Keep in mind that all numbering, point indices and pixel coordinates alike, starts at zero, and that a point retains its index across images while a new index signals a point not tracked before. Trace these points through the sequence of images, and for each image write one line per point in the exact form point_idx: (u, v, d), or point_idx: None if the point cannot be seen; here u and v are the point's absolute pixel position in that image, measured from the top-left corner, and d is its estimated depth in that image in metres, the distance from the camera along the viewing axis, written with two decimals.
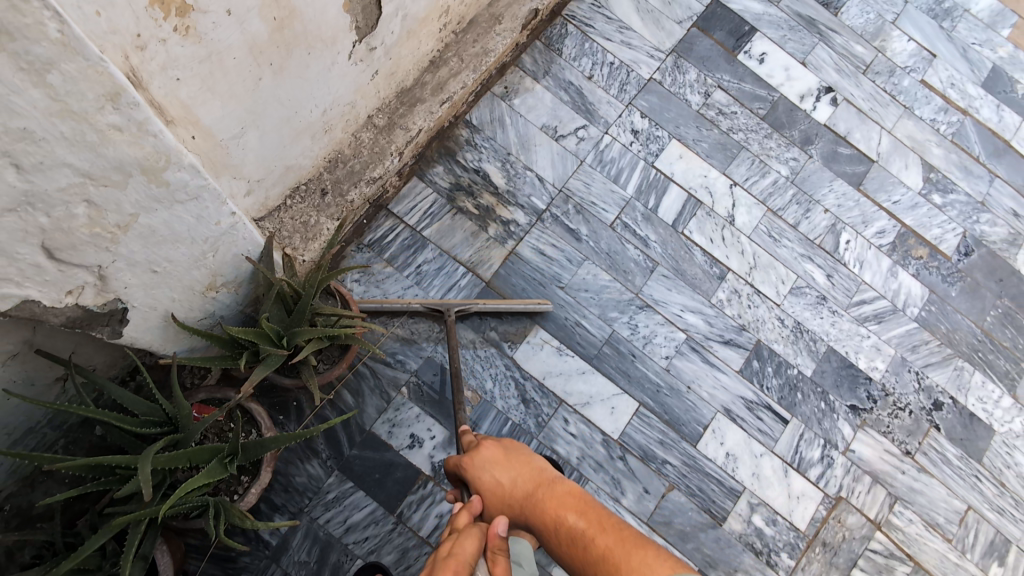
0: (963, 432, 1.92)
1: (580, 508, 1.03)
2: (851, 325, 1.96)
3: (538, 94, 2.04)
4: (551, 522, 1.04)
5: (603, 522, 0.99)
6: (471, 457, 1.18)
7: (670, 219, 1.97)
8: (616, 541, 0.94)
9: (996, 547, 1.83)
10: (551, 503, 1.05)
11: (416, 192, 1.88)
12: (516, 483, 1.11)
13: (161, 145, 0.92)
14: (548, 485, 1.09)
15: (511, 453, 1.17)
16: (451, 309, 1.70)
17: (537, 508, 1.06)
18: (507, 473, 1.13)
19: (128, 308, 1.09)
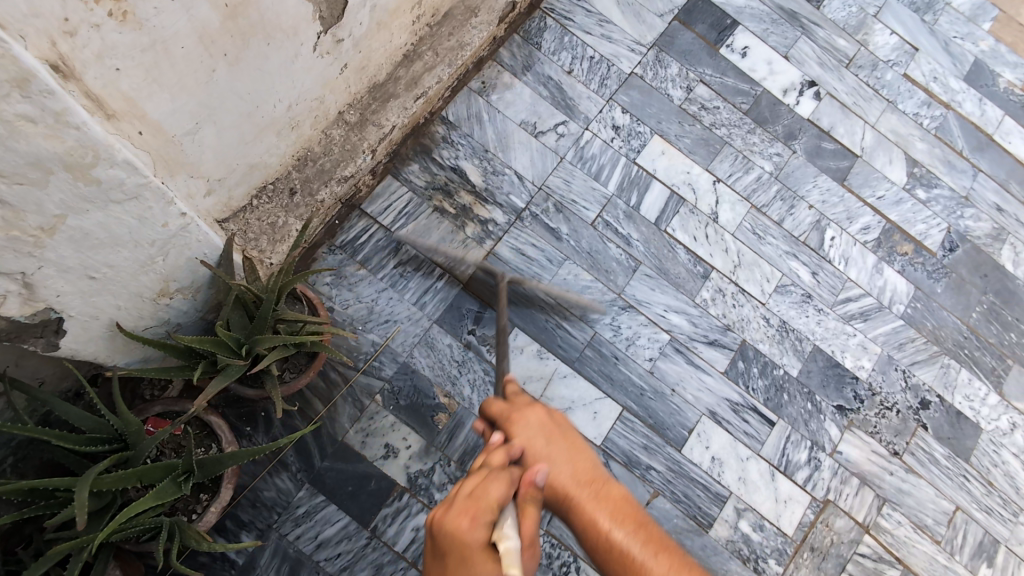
0: (950, 431, 1.89)
1: (634, 523, 0.94)
2: (837, 323, 1.93)
3: (516, 89, 1.97)
4: (593, 519, 0.94)
5: (659, 547, 0.90)
6: (521, 413, 1.06)
7: (653, 217, 1.92)
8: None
9: (985, 547, 1.81)
10: (599, 503, 0.96)
11: (390, 191, 1.80)
12: (563, 462, 1.00)
13: (86, 138, 0.87)
14: (600, 482, 0.99)
15: (565, 436, 1.04)
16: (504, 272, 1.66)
17: (580, 500, 0.96)
18: (556, 447, 1.01)
19: (64, 318, 1.02)
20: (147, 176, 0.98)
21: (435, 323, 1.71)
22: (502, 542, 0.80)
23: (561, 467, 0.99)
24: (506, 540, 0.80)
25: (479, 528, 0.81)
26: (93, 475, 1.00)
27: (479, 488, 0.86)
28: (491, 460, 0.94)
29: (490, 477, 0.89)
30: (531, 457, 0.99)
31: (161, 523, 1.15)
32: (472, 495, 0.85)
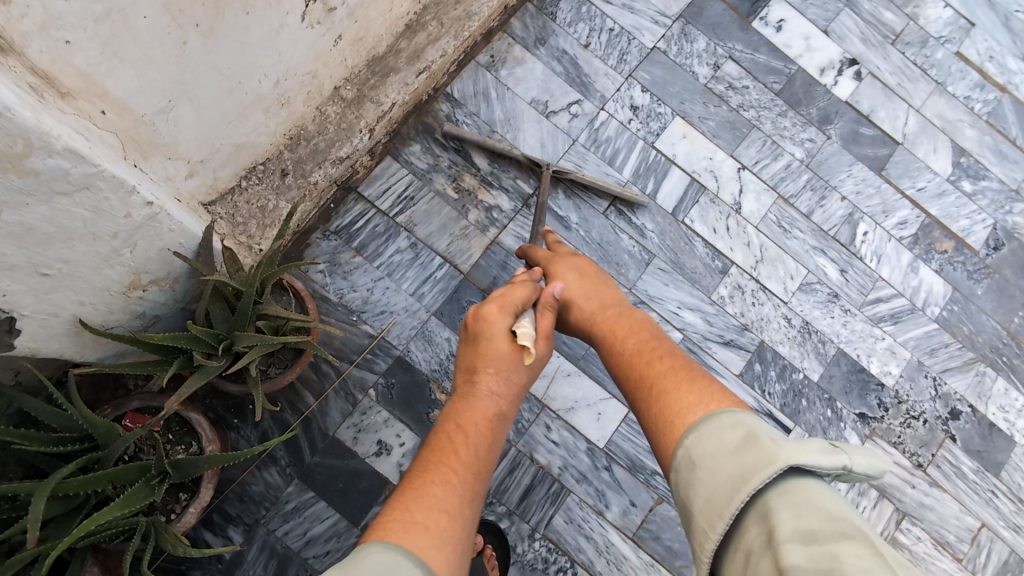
0: (980, 444, 1.77)
1: (645, 334, 1.07)
2: (864, 325, 1.80)
3: (527, 64, 1.85)
4: (613, 332, 1.10)
5: (664, 352, 1.00)
6: (563, 258, 1.29)
7: (669, 207, 1.81)
8: (672, 375, 0.92)
9: (1010, 567, 1.70)
10: (622, 323, 1.11)
11: (388, 173, 1.73)
12: (592, 292, 1.20)
13: (12, 125, 0.80)
14: (623, 309, 1.16)
15: (598, 276, 1.25)
16: (549, 166, 1.67)
17: (604, 322, 1.14)
18: (589, 285, 1.22)
19: (16, 317, 0.98)
20: (95, 165, 0.93)
21: (433, 315, 1.65)
22: (518, 326, 1.02)
23: (588, 298, 1.20)
24: (523, 327, 1.02)
25: (502, 316, 1.03)
26: (56, 480, 0.96)
27: (508, 290, 1.08)
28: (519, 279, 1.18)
29: (513, 285, 1.10)
30: (567, 287, 1.21)
31: (136, 525, 1.12)
32: (503, 295, 1.07)
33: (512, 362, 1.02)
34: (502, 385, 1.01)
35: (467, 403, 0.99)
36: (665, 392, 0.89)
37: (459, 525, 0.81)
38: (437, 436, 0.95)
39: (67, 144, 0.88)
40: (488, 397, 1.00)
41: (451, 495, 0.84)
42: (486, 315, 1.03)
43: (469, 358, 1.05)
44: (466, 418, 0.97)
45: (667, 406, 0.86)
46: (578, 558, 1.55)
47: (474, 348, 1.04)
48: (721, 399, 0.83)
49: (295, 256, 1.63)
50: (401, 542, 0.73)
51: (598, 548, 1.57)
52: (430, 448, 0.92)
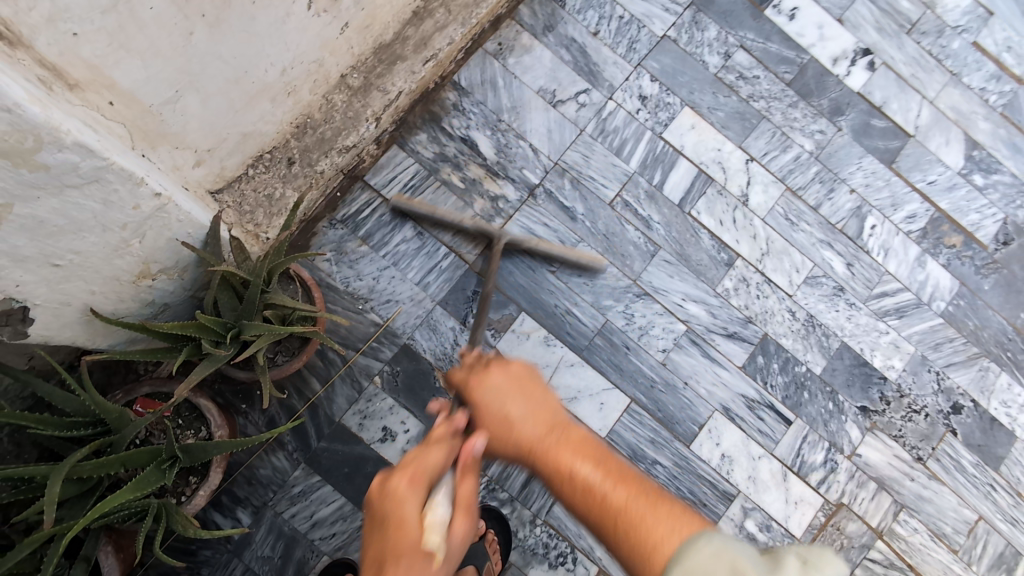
0: (981, 438, 1.78)
1: (594, 457, 0.92)
2: (869, 319, 1.80)
3: (536, 52, 1.85)
4: (556, 461, 0.92)
5: (621, 478, 0.88)
6: (480, 374, 1.06)
7: (676, 198, 1.81)
8: (636, 503, 0.83)
9: (1005, 560, 1.72)
10: (565, 450, 0.94)
11: (395, 162, 1.74)
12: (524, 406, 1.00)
13: (23, 121, 0.81)
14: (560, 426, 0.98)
15: (531, 384, 1.05)
16: (502, 238, 1.64)
17: (545, 448, 0.95)
18: (520, 401, 1.02)
19: (29, 307, 1.00)
20: (104, 158, 0.94)
21: (438, 304, 1.67)
22: (431, 510, 0.95)
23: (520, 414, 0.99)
24: (433, 514, 0.95)
25: (415, 496, 0.95)
26: (70, 463, 1.00)
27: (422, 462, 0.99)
28: (439, 427, 1.04)
29: (427, 449, 1.01)
30: (490, 417, 1.01)
31: (147, 506, 1.15)
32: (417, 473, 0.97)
33: (424, 555, 0.90)
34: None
35: None
36: (636, 529, 0.79)
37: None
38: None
39: (76, 138, 0.89)
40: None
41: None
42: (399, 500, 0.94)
43: (380, 548, 0.91)
44: None
45: (649, 543, 0.76)
46: (578, 543, 1.59)
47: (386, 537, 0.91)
48: (695, 523, 0.78)
49: (301, 244, 1.66)
50: None
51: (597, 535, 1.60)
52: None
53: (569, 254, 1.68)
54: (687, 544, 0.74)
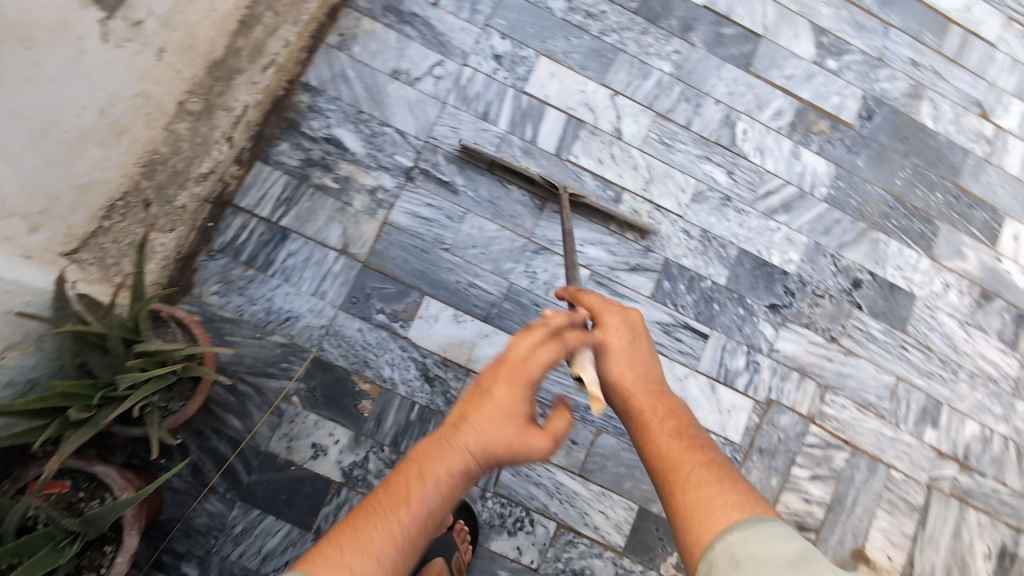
0: (885, 305, 1.87)
1: (678, 429, 1.00)
2: (759, 220, 1.86)
3: (380, 35, 1.82)
4: (637, 404, 1.06)
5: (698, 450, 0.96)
6: (612, 305, 1.15)
7: (552, 148, 1.82)
8: (696, 475, 0.91)
9: (929, 412, 1.82)
10: (659, 407, 1.04)
11: (261, 178, 1.69)
12: (635, 364, 1.10)
13: None
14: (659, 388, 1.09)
15: (641, 338, 1.13)
16: (567, 189, 1.71)
17: (645, 402, 1.05)
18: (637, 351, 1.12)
19: None
20: None
21: (339, 310, 1.65)
22: (584, 374, 1.00)
23: (628, 371, 1.09)
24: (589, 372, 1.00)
25: (518, 387, 0.90)
26: None
27: (524, 359, 0.92)
28: (561, 331, 0.98)
29: (542, 346, 0.94)
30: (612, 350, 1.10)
31: None
32: (504, 358, 0.93)
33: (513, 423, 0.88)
34: (502, 442, 0.86)
35: (442, 447, 0.85)
36: (693, 490, 0.89)
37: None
38: (386, 481, 0.83)
39: None
40: (476, 442, 0.85)
41: (394, 539, 0.77)
42: (505, 373, 0.91)
43: (467, 400, 0.91)
44: (434, 462, 0.83)
45: (692, 513, 0.86)
46: (531, 506, 1.61)
47: (469, 408, 0.89)
48: (754, 507, 0.85)
49: (183, 284, 1.58)
50: None
51: (548, 492, 1.62)
52: (373, 492, 0.81)
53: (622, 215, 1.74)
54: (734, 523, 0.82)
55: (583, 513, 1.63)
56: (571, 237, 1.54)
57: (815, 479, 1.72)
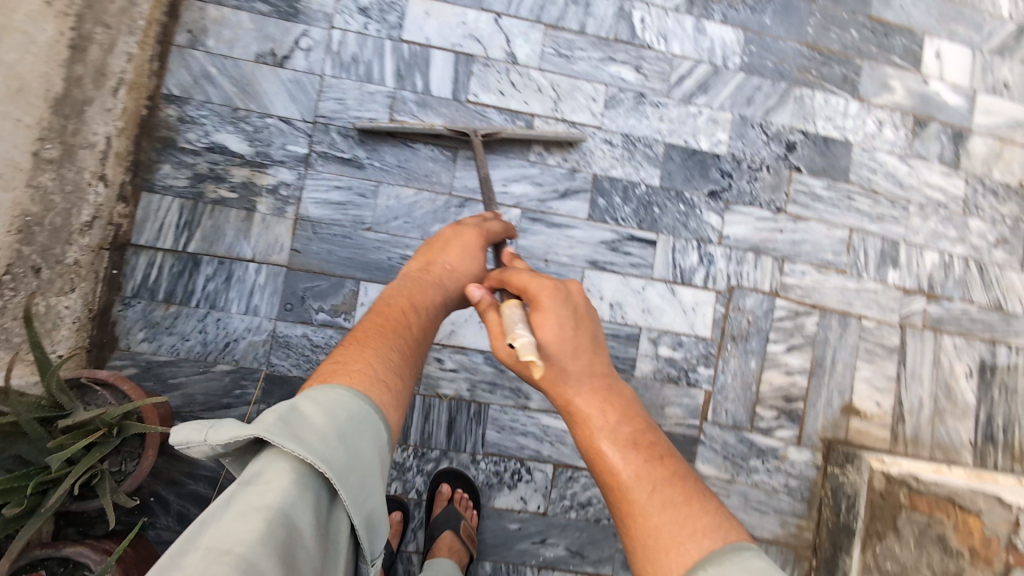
0: (823, 161, 1.82)
1: (627, 432, 0.89)
2: (679, 109, 1.78)
3: (231, 21, 1.66)
4: (579, 406, 0.91)
5: (652, 457, 0.85)
6: (547, 282, 0.94)
7: (448, 92, 1.70)
8: (655, 491, 0.80)
9: (888, 255, 1.81)
10: (609, 406, 0.91)
11: (153, 209, 1.58)
12: (578, 354, 0.91)
13: None
14: (608, 377, 0.95)
15: (585, 318, 0.94)
16: (478, 131, 1.59)
17: (589, 402, 0.91)
18: (585, 334, 0.93)
19: None
20: None
21: (277, 320, 1.57)
22: (515, 340, 0.84)
23: (574, 365, 0.91)
24: (520, 338, 0.84)
25: (476, 239, 1.19)
26: None
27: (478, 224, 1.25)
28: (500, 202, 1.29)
29: (488, 221, 1.27)
30: (552, 334, 0.89)
31: None
32: (457, 225, 1.23)
33: (474, 261, 1.17)
34: (467, 274, 1.15)
35: (415, 288, 1.07)
36: (651, 518, 0.78)
37: (383, 375, 0.82)
38: (379, 313, 0.99)
39: None
40: (444, 276, 1.12)
41: (401, 351, 0.92)
42: (468, 235, 1.19)
43: (428, 257, 1.16)
44: (416, 301, 1.04)
45: (657, 542, 0.75)
46: (524, 455, 1.60)
47: (435, 257, 1.16)
48: (720, 525, 0.75)
49: (107, 340, 1.51)
50: (366, 393, 0.76)
51: (538, 438, 1.61)
52: (368, 321, 0.96)
53: (549, 133, 1.66)
54: (707, 553, 0.71)
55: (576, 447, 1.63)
56: (487, 184, 1.46)
57: (792, 350, 1.73)
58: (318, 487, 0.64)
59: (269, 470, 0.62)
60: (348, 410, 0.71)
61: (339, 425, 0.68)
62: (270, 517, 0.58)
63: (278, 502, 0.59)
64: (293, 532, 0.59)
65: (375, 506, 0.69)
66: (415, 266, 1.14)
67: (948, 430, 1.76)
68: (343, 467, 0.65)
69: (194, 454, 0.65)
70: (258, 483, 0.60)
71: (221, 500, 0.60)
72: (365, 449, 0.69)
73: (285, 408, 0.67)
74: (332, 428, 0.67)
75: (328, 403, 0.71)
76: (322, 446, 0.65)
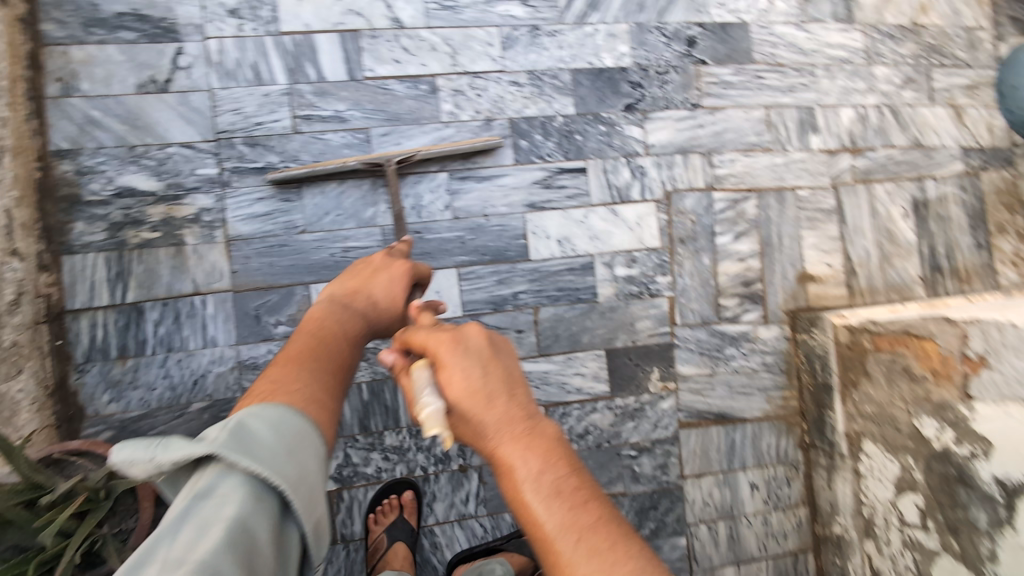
0: (726, 48, 1.83)
1: (557, 472, 0.72)
2: (575, 33, 1.76)
3: (100, 57, 1.58)
4: (499, 458, 0.74)
5: (586, 503, 0.70)
6: (445, 335, 0.82)
7: (343, 74, 1.66)
8: (585, 542, 0.66)
9: (807, 123, 1.85)
10: (535, 447, 0.73)
11: (79, 270, 1.52)
12: (492, 401, 0.76)
13: None
14: (531, 418, 0.77)
15: (494, 359, 0.80)
16: (392, 159, 1.49)
17: (509, 448, 0.73)
18: (494, 374, 0.78)
19: None
20: None
21: (239, 344, 1.57)
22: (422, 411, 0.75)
23: (487, 413, 0.75)
24: (425, 410, 0.75)
25: (401, 264, 1.22)
26: None
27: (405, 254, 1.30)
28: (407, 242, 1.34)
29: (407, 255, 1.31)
30: (455, 388, 0.76)
31: None
32: (383, 256, 1.26)
33: (401, 286, 1.19)
34: (393, 299, 1.16)
35: (339, 317, 1.07)
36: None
37: (320, 395, 0.84)
38: (307, 340, 0.98)
39: None
40: (370, 306, 1.13)
41: (332, 375, 0.92)
42: (398, 266, 1.22)
43: (353, 284, 1.17)
44: (342, 330, 1.04)
45: None
46: None
47: (362, 284, 1.17)
48: None
49: (74, 412, 1.48)
50: (303, 413, 0.77)
51: None
52: (296, 350, 0.95)
53: (462, 147, 1.57)
54: None
55: (562, 383, 1.67)
56: (400, 222, 1.46)
57: (740, 237, 1.78)
58: (269, 499, 0.65)
59: (222, 484, 0.63)
60: (292, 427, 0.73)
61: (285, 440, 0.70)
62: (229, 528, 0.60)
63: (236, 512, 0.61)
64: (251, 540, 0.61)
65: (322, 517, 0.71)
66: (342, 291, 1.15)
67: (897, 272, 1.85)
68: (294, 480, 0.67)
69: (138, 473, 0.66)
70: (213, 497, 0.62)
71: (173, 515, 0.60)
72: (310, 462, 0.71)
73: (232, 425, 0.69)
74: (280, 444, 0.69)
75: (267, 420, 0.72)
76: (273, 460, 0.67)
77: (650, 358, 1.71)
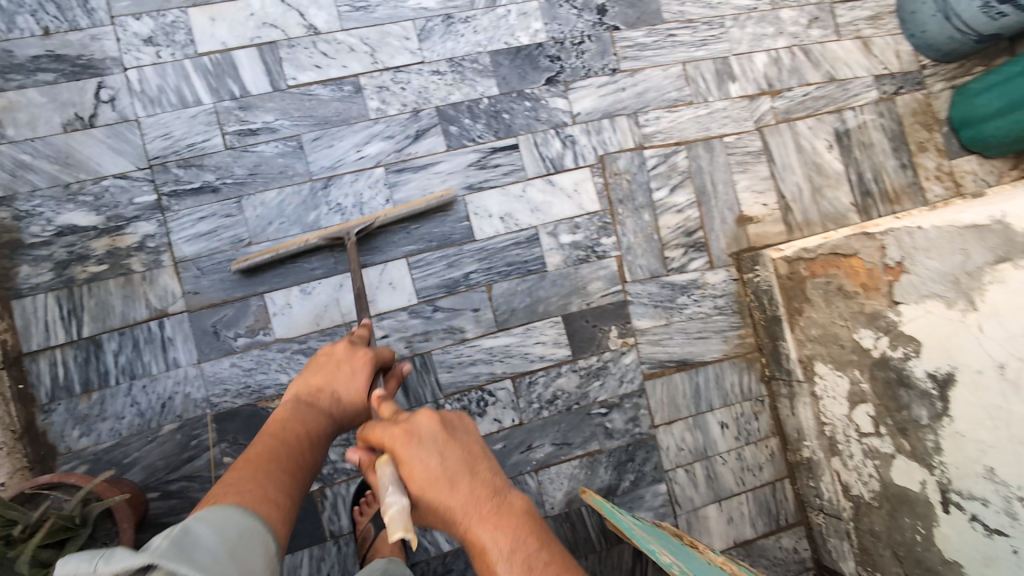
0: (636, 11, 1.89)
1: (525, 544, 0.75)
2: (488, 16, 1.81)
3: (22, 102, 1.59)
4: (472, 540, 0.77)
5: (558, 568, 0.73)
6: (399, 427, 0.85)
7: (267, 86, 1.69)
8: None
9: (724, 72, 1.92)
10: (504, 525, 0.76)
11: (31, 313, 1.54)
12: (455, 484, 0.79)
13: None
14: (495, 494, 0.80)
15: (452, 445, 0.83)
16: (350, 232, 1.58)
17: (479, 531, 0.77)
18: (455, 459, 0.82)
19: None
20: None
21: (202, 363, 1.59)
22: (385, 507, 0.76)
23: (453, 499, 0.78)
24: (391, 508, 0.75)
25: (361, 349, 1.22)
26: None
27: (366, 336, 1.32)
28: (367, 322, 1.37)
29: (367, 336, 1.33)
30: (418, 479, 0.79)
31: None
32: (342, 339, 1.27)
33: (364, 372, 1.17)
34: (355, 391, 1.15)
35: (298, 417, 1.04)
36: None
37: (277, 501, 0.83)
38: (265, 441, 0.95)
39: None
40: (332, 403, 1.11)
41: (291, 478, 0.90)
42: (359, 356, 1.20)
43: (313, 378, 1.15)
44: (302, 429, 1.01)
45: None
46: (481, 382, 1.68)
47: (323, 379, 1.15)
48: None
49: (45, 452, 1.50)
50: (255, 520, 0.77)
51: (487, 361, 1.69)
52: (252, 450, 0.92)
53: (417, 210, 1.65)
54: None
55: (524, 354, 1.71)
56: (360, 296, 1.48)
57: (675, 189, 1.85)
58: None
59: None
60: (240, 535, 0.73)
61: (230, 551, 0.71)
62: None
63: None
64: None
65: None
66: (303, 389, 1.12)
67: (830, 202, 1.93)
68: None
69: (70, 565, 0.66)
70: None
71: None
72: (253, 569, 0.72)
73: (177, 532, 0.69)
74: (224, 550, 0.70)
75: (214, 527, 0.72)
76: (217, 568, 0.67)
77: (606, 317, 1.77)
